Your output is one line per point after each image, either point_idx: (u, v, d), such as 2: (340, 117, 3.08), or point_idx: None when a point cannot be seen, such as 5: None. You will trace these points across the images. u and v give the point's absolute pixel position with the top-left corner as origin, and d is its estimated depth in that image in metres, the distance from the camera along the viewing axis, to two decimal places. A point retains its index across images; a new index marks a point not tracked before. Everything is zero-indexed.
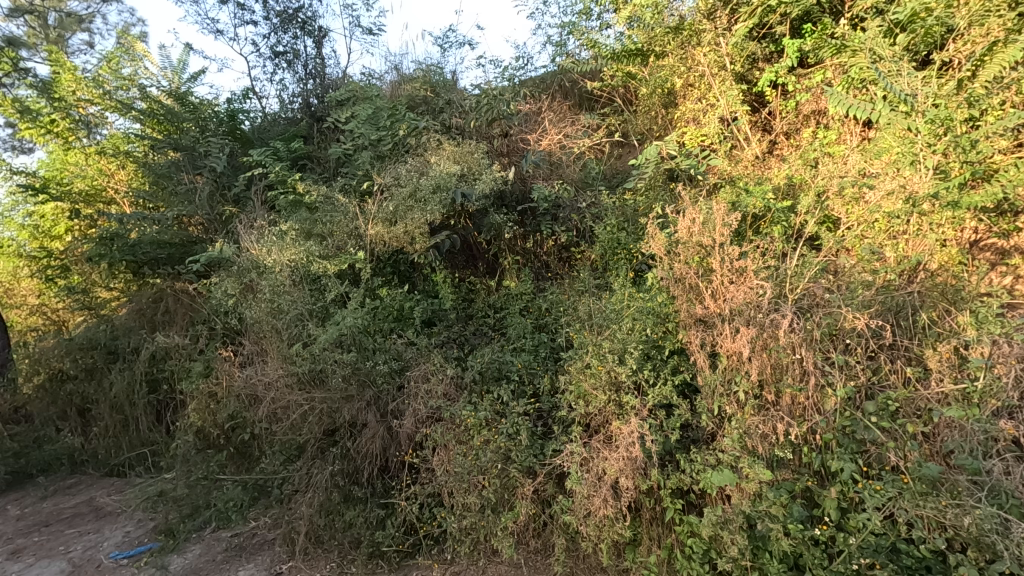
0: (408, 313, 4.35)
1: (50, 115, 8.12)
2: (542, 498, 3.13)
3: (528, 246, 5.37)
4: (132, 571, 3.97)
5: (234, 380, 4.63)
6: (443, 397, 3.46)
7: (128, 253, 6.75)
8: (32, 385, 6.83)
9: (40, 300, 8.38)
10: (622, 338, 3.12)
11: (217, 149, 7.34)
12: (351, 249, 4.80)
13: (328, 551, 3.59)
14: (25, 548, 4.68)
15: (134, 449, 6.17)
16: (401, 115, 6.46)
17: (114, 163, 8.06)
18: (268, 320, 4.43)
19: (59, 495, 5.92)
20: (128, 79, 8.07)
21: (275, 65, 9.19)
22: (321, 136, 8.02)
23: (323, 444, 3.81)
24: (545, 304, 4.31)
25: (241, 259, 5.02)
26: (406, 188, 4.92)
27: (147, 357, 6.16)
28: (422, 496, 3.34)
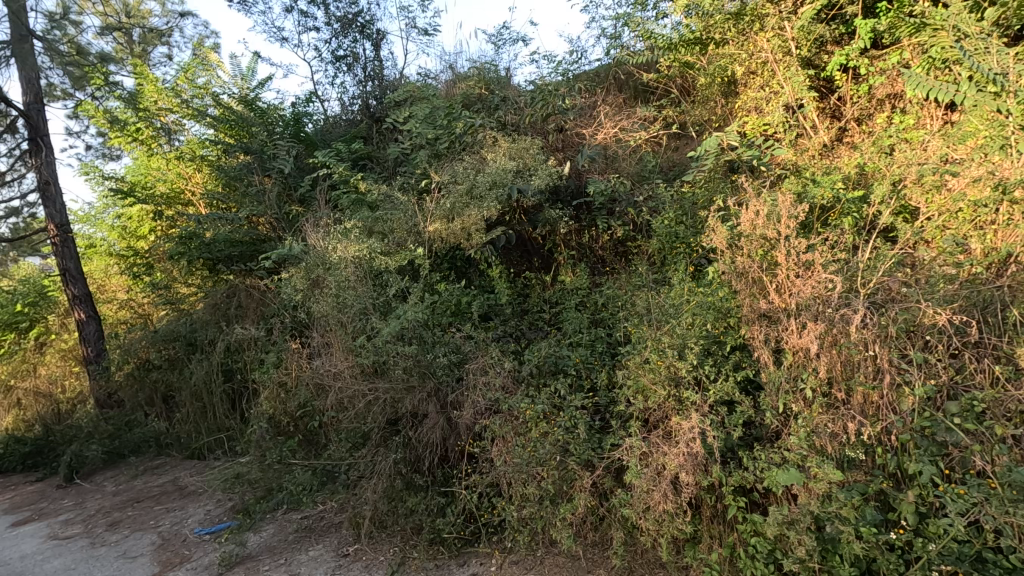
0: (465, 308, 4.46)
1: (135, 124, 8.80)
2: (600, 491, 3.13)
3: (583, 241, 5.37)
4: (213, 546, 4.26)
5: (304, 370, 4.90)
6: (501, 389, 3.52)
7: (205, 251, 7.29)
8: (122, 373, 7.45)
9: (129, 294, 9.17)
10: (682, 333, 3.08)
11: (285, 152, 7.75)
12: (411, 245, 4.97)
13: (391, 536, 3.73)
14: (120, 522, 5.12)
15: (213, 434, 6.60)
16: (457, 114, 6.58)
17: (191, 167, 8.67)
18: (334, 314, 4.63)
19: (148, 475, 6.43)
20: (202, 88, 8.82)
21: (337, 69, 9.57)
22: (380, 136, 8.28)
23: (385, 433, 3.94)
24: (601, 299, 4.32)
25: (309, 255, 5.27)
26: (463, 186, 5.03)
27: (223, 349, 6.57)
28: (481, 486, 3.41)
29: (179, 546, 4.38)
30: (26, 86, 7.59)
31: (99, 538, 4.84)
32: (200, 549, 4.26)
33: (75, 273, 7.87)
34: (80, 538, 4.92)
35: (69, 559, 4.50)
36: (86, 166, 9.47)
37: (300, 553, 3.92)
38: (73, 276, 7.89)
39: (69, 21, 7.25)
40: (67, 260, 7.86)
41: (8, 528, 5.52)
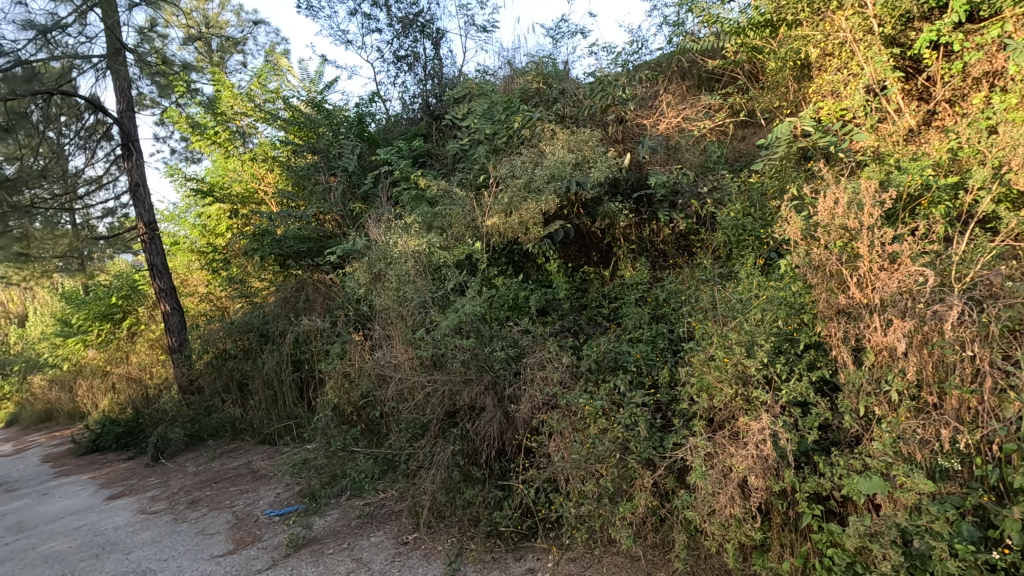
0: (523, 302, 4.42)
1: (214, 129, 9.40)
2: (661, 492, 3.03)
3: (643, 235, 5.24)
4: (281, 527, 4.45)
5: (366, 361, 5.04)
6: (559, 384, 3.47)
7: (276, 247, 7.68)
8: (203, 361, 7.99)
9: (208, 288, 9.79)
10: (750, 330, 2.92)
11: (349, 151, 8.01)
12: (469, 240, 5.03)
13: (449, 526, 3.76)
14: (200, 500, 5.47)
15: (282, 421, 6.93)
16: (516, 108, 6.57)
17: (264, 168, 9.11)
18: (395, 307, 4.75)
19: (224, 457, 6.84)
20: (273, 93, 9.28)
21: (398, 69, 9.79)
22: (439, 134, 8.38)
23: (444, 424, 3.98)
24: (663, 294, 4.18)
25: (371, 251, 5.43)
26: (521, 180, 5.02)
27: (292, 340, 6.87)
28: (538, 481, 3.38)
29: (252, 526, 4.60)
30: (120, 96, 8.23)
31: (181, 514, 5.19)
32: (270, 529, 4.46)
33: (162, 267, 8.49)
34: (165, 514, 5.28)
35: (154, 532, 4.84)
36: (172, 168, 10.22)
37: (362, 539, 4.02)
38: (159, 270, 8.50)
39: (156, 34, 7.79)
40: (155, 255, 8.48)
41: (103, 501, 6.02)
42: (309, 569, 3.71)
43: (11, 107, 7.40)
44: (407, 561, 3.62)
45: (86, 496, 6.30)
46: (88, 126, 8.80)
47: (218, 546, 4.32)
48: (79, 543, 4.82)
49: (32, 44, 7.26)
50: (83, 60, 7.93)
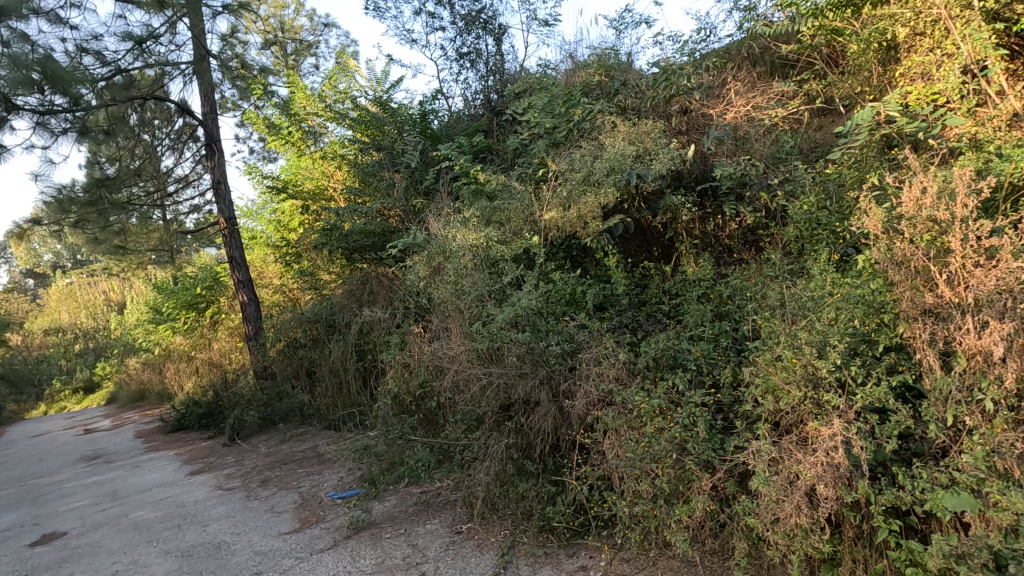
0: (580, 297, 4.36)
1: (288, 129, 9.91)
2: (720, 496, 2.90)
3: (708, 229, 5.05)
4: (343, 510, 4.63)
5: (424, 353, 5.15)
6: (615, 380, 3.40)
7: (343, 241, 7.99)
8: (275, 349, 8.45)
9: (281, 280, 10.32)
10: (822, 330, 2.74)
11: (413, 148, 8.20)
12: (527, 234, 5.02)
13: (502, 518, 3.78)
14: (270, 480, 5.79)
15: (346, 408, 7.21)
16: (576, 100, 6.49)
17: (333, 165, 9.51)
18: (453, 301, 4.82)
19: (293, 441, 7.20)
20: (343, 93, 9.68)
21: (461, 66, 9.93)
22: (500, 129, 8.42)
23: (499, 417, 4.00)
24: (727, 291, 4.01)
25: (431, 245, 5.54)
26: (580, 173, 4.95)
27: (357, 331, 7.14)
28: (592, 478, 3.32)
29: (316, 507, 4.81)
30: (204, 99, 8.81)
31: (253, 492, 5.51)
32: (332, 511, 4.65)
33: (240, 260, 9.03)
34: (239, 491, 5.63)
35: (229, 507, 5.16)
36: (250, 167, 10.85)
37: (418, 525, 4.10)
38: (238, 263, 9.05)
39: (238, 41, 8.28)
40: (234, 249, 9.03)
41: (186, 476, 6.48)
42: (367, 551, 3.83)
43: (112, 112, 8.08)
44: (460, 550, 3.65)
45: (171, 471, 6.81)
46: (177, 128, 9.48)
47: (285, 524, 4.54)
48: (164, 514, 5.23)
49: (130, 54, 7.87)
50: (173, 67, 8.54)
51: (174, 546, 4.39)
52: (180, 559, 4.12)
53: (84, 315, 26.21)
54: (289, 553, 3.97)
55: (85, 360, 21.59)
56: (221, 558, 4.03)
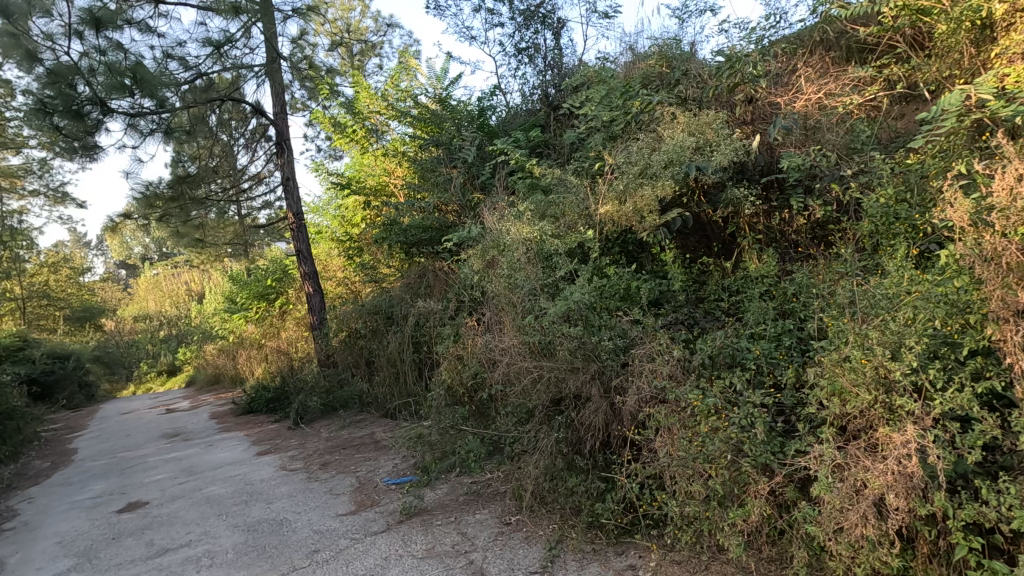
0: (635, 293, 4.27)
1: (353, 127, 10.29)
2: (779, 501, 2.76)
3: (773, 224, 4.82)
4: (396, 495, 4.76)
5: (477, 345, 5.21)
6: (668, 377, 3.30)
7: (401, 236, 8.20)
8: (338, 338, 8.80)
9: (344, 273, 10.73)
10: (896, 330, 2.55)
11: (470, 143, 8.28)
12: (581, 228, 4.96)
13: (551, 512, 3.76)
14: (330, 463, 6.03)
15: (403, 397, 7.42)
16: (634, 92, 6.35)
17: (394, 162, 9.79)
18: (506, 294, 4.85)
19: (352, 427, 7.48)
20: (405, 91, 9.93)
21: (519, 62, 9.94)
22: (557, 124, 8.35)
23: (550, 411, 3.99)
24: (791, 288, 3.82)
25: (485, 238, 5.59)
26: (637, 166, 4.83)
27: (413, 323, 7.32)
28: (643, 476, 3.25)
29: (371, 491, 4.98)
30: (276, 100, 9.26)
31: (314, 474, 5.77)
32: (386, 496, 4.79)
33: (306, 253, 9.46)
34: (301, 472, 5.90)
35: (292, 487, 5.43)
36: (317, 164, 11.35)
37: (467, 514, 4.15)
38: (304, 256, 9.49)
39: (307, 43, 8.65)
40: (301, 242, 9.48)
41: (254, 456, 6.87)
42: (418, 536, 3.92)
43: (194, 113, 8.65)
44: (508, 541, 3.66)
45: (241, 450, 7.23)
46: (252, 129, 10.03)
47: (342, 506, 4.72)
48: (233, 490, 5.56)
49: (210, 59, 8.39)
50: (247, 69, 9.03)
51: (242, 520, 4.66)
52: (246, 533, 4.37)
53: (169, 303, 28.34)
54: (345, 533, 4.12)
55: (169, 345, 23.34)
56: (282, 534, 4.24)
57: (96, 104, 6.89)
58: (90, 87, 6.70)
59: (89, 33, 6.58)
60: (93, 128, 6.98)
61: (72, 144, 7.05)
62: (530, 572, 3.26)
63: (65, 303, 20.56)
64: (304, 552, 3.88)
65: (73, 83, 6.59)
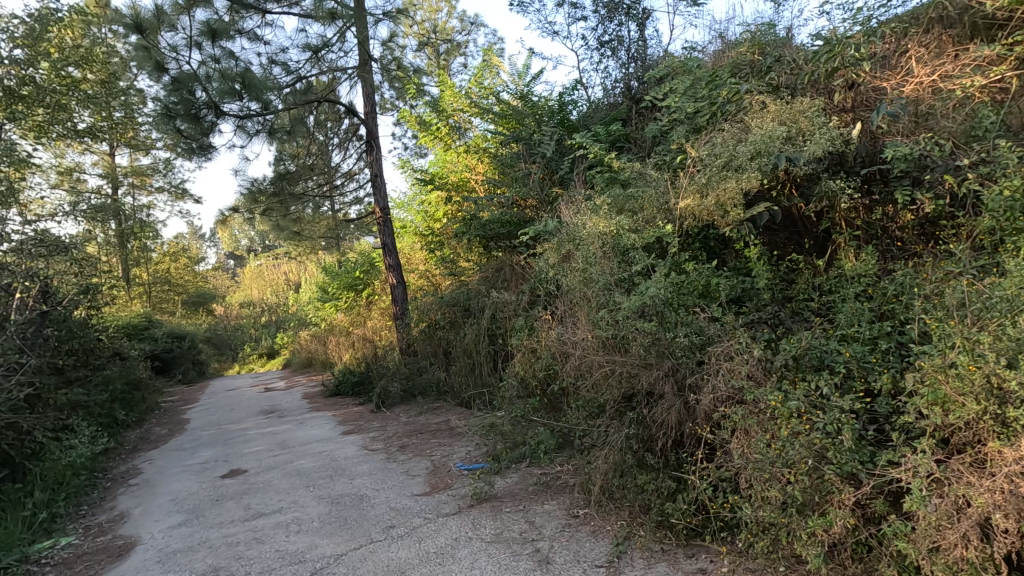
0: (715, 290, 4.11)
1: (437, 125, 10.65)
2: (867, 514, 2.58)
3: (873, 219, 4.46)
4: (468, 480, 4.91)
5: (551, 338, 5.25)
6: (747, 378, 3.16)
7: (480, 230, 8.38)
8: (418, 328, 9.16)
9: (426, 266, 11.14)
10: (1015, 336, 2.29)
11: (549, 138, 8.28)
12: (660, 222, 4.84)
13: (619, 508, 3.73)
14: (407, 446, 6.31)
15: (478, 387, 7.61)
16: (722, 81, 6.08)
17: (476, 158, 10.02)
18: (581, 288, 4.83)
19: (429, 414, 7.78)
20: (488, 89, 10.13)
21: (601, 55, 9.81)
22: (639, 117, 8.16)
23: (621, 407, 3.94)
24: (892, 288, 3.51)
25: (562, 232, 5.60)
26: (721, 158, 4.62)
27: (490, 315, 7.46)
28: (716, 478, 3.14)
29: (445, 474, 5.16)
30: (367, 100, 9.76)
31: (393, 455, 6.06)
32: (459, 480, 4.95)
33: (391, 246, 9.93)
34: (381, 452, 6.22)
35: (372, 465, 5.74)
36: (403, 162, 11.85)
37: (536, 504, 4.20)
38: (389, 249, 9.95)
39: (397, 45, 9.03)
40: (386, 236, 9.94)
41: (339, 435, 7.32)
42: (487, 520, 4.03)
43: (294, 114, 9.31)
44: (575, 533, 3.67)
45: (328, 429, 7.73)
46: (345, 129, 10.63)
47: (417, 486, 4.94)
48: (321, 464, 5.97)
49: (309, 63, 9.00)
50: (342, 72, 9.57)
51: (327, 493, 4.99)
52: (330, 504, 4.69)
53: (270, 292, 30.80)
54: (419, 513, 4.31)
55: (269, 330, 25.39)
56: (362, 509, 4.51)
57: (211, 108, 7.63)
58: (206, 92, 7.41)
59: (207, 44, 7.27)
60: (207, 130, 7.74)
61: (191, 145, 7.86)
62: (596, 565, 3.25)
63: (182, 288, 22.90)
64: (381, 527, 4.10)
65: (192, 89, 7.31)
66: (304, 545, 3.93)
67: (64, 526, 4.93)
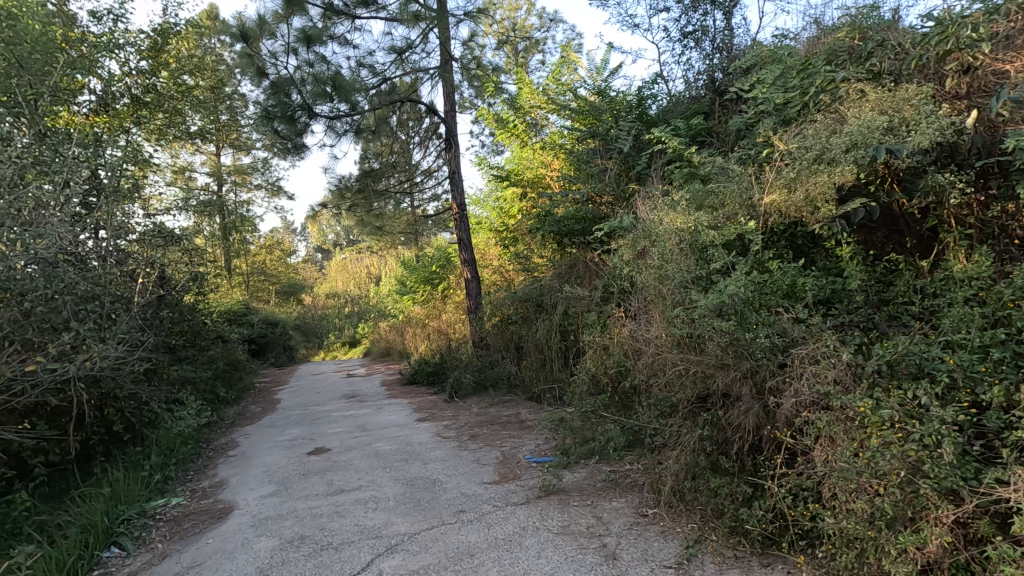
0: (801, 290, 3.90)
1: (514, 122, 10.79)
2: (968, 535, 2.39)
3: (989, 217, 4.04)
4: (537, 473, 4.97)
5: (623, 335, 5.20)
6: (834, 383, 2.99)
7: (554, 226, 8.41)
8: (490, 322, 9.33)
9: (500, 261, 11.34)
10: None
11: (626, 133, 8.11)
12: (742, 219, 4.65)
13: (691, 511, 3.64)
14: (479, 436, 6.48)
15: (549, 382, 7.67)
16: (815, 69, 5.72)
17: (552, 155, 10.06)
18: (656, 285, 4.73)
19: (500, 406, 7.93)
20: (565, 86, 10.12)
21: (684, 47, 9.50)
22: (723, 110, 7.85)
23: (695, 407, 3.85)
24: (1008, 292, 3.19)
25: (637, 229, 5.52)
26: (812, 150, 4.34)
27: (562, 311, 7.48)
28: (795, 485, 3.00)
29: (515, 465, 5.26)
30: (447, 99, 10.04)
31: (464, 443, 6.24)
32: (528, 472, 5.03)
33: (466, 241, 10.18)
34: (453, 440, 6.43)
35: (445, 452, 5.94)
36: (481, 159, 12.10)
37: (604, 500, 4.18)
38: (465, 244, 10.21)
39: (477, 44, 9.22)
40: (462, 231, 10.20)
41: (414, 421, 7.63)
42: (555, 512, 4.07)
43: (379, 115, 9.75)
44: (644, 532, 3.62)
45: (404, 415, 8.08)
46: (426, 127, 10.99)
47: (487, 475, 5.07)
48: (397, 448, 6.25)
49: (394, 65, 9.39)
50: (424, 72, 9.91)
51: (402, 475, 5.23)
52: (405, 486, 4.91)
53: (353, 284, 32.51)
54: (488, 500, 4.42)
55: (352, 320, 26.78)
56: (434, 492, 4.69)
57: (304, 110, 8.17)
58: (301, 95, 7.94)
59: (302, 49, 7.78)
60: (300, 131, 8.29)
61: (286, 145, 8.47)
62: (665, 565, 3.20)
63: (276, 279, 24.72)
64: (452, 510, 4.25)
65: (288, 93, 7.87)
66: (381, 521, 4.15)
67: (174, 488, 5.49)
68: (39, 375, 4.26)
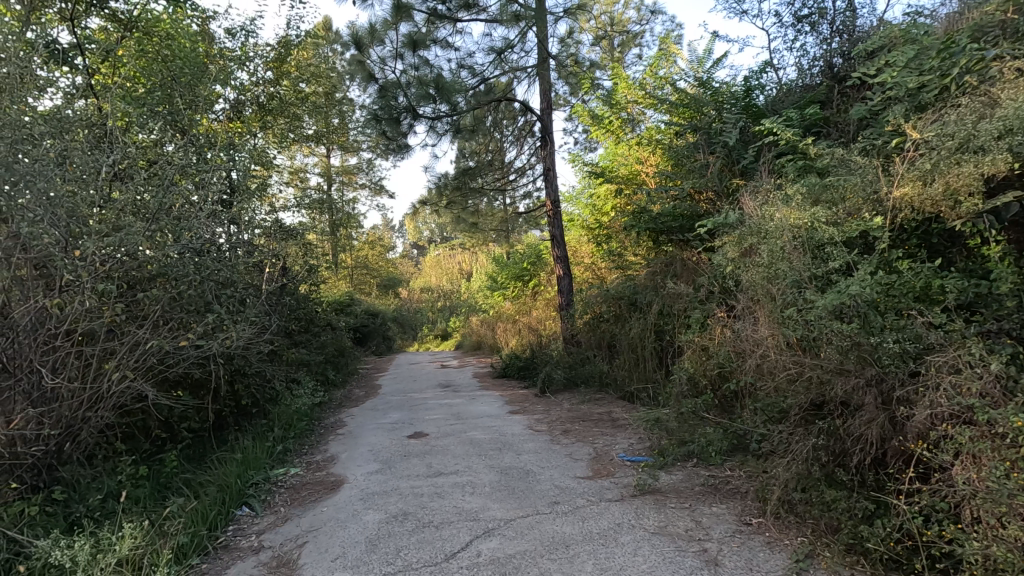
0: (937, 293, 3.53)
1: (609, 118, 10.68)
2: None
3: None
4: (631, 472, 4.92)
5: (727, 336, 5.00)
6: (980, 396, 2.69)
7: (651, 223, 8.19)
8: (582, 318, 9.29)
9: (592, 259, 11.27)
10: None
11: (731, 125, 7.72)
12: (866, 214, 4.29)
13: (800, 524, 3.43)
14: (571, 432, 6.50)
15: (642, 381, 7.52)
16: (958, 48, 5.13)
17: (648, 150, 9.86)
18: (765, 285, 4.48)
19: (591, 403, 7.90)
20: (664, 79, 9.87)
21: (797, 32, 8.88)
22: (843, 98, 7.26)
23: (808, 414, 3.62)
24: None
25: (744, 225, 5.25)
26: (954, 137, 3.89)
27: (658, 310, 7.31)
28: (928, 504, 2.73)
29: (608, 462, 5.23)
30: (543, 97, 10.11)
31: (557, 437, 6.29)
32: (621, 470, 4.98)
33: (559, 238, 10.22)
34: (545, 433, 6.50)
35: (537, 444, 6.03)
36: (574, 156, 12.07)
37: (703, 504, 4.05)
38: (557, 240, 10.24)
39: (574, 41, 9.20)
40: (555, 227, 10.24)
41: (507, 413, 7.79)
42: (651, 512, 3.99)
43: (477, 114, 10.02)
44: (747, 541, 3.46)
45: (496, 406, 8.29)
46: (522, 125, 11.12)
47: (580, 470, 5.07)
48: (490, 437, 6.43)
49: (492, 65, 9.60)
50: (522, 71, 10.05)
51: (497, 463, 5.38)
52: (500, 474, 5.05)
53: (447, 279, 33.67)
54: (582, 494, 4.44)
55: (445, 313, 27.78)
56: (529, 482, 4.78)
57: (408, 112, 8.59)
58: (406, 97, 8.35)
59: (408, 54, 8.20)
60: (404, 132, 8.74)
61: (391, 145, 8.97)
62: None
63: (377, 273, 26.22)
64: (547, 501, 4.31)
65: (395, 96, 8.32)
66: (478, 505, 4.30)
67: (292, 459, 6.03)
68: (188, 350, 4.85)
